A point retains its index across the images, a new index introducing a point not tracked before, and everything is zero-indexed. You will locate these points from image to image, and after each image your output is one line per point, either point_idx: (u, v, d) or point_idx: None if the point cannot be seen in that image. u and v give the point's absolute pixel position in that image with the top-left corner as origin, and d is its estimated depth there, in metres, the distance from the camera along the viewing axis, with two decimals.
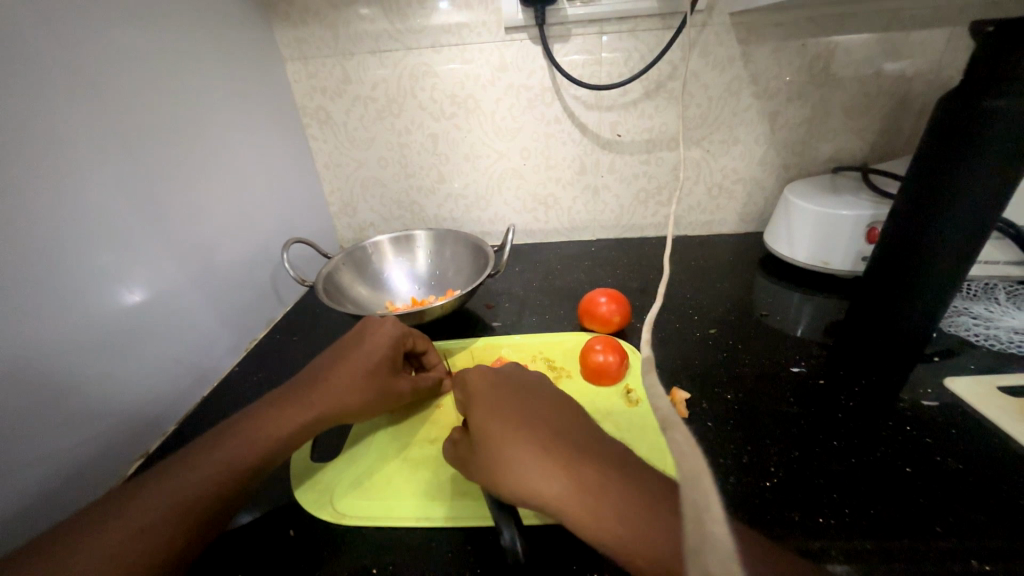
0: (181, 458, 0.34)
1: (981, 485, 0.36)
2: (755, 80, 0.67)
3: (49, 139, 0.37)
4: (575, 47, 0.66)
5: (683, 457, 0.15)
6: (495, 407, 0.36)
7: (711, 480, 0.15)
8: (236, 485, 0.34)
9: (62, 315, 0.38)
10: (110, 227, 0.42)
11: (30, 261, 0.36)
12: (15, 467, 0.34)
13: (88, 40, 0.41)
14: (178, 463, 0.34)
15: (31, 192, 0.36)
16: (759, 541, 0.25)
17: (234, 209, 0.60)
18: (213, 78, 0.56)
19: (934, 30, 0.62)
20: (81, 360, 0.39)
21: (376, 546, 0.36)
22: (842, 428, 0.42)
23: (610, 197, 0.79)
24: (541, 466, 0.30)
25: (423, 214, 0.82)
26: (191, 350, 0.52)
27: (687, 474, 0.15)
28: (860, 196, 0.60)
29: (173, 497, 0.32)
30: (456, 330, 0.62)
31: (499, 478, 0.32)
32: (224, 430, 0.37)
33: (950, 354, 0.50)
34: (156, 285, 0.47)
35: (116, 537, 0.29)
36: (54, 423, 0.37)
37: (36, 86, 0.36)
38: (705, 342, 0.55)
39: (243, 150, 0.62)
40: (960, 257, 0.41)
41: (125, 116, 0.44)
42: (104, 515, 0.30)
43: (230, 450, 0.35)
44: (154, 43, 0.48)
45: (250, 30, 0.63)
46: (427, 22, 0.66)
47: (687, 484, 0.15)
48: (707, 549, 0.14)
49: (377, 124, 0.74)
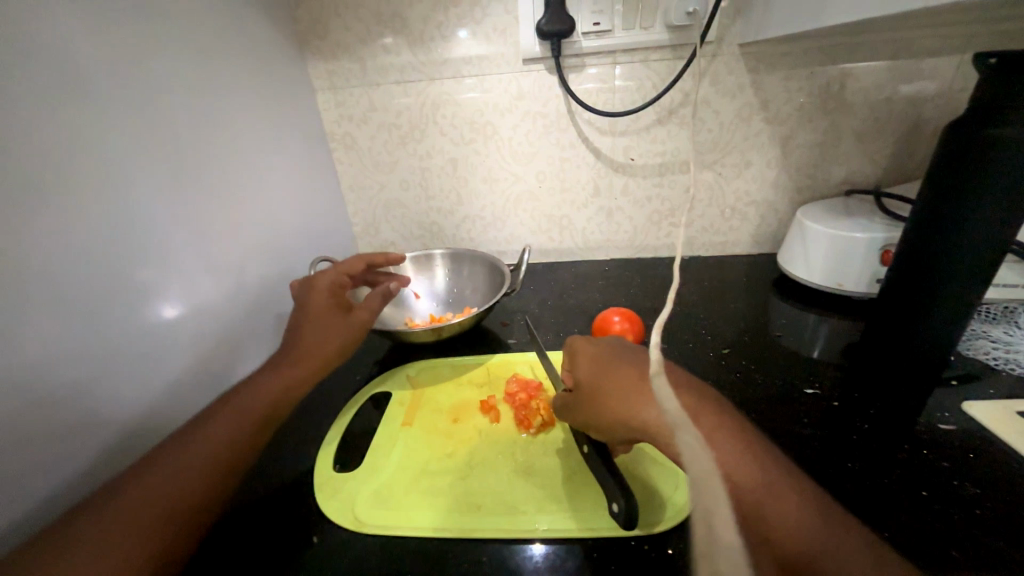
0: (211, 415, 0.39)
1: (999, 510, 0.36)
2: (766, 106, 0.69)
3: (104, 167, 0.41)
4: (589, 76, 0.69)
5: (693, 458, 0.15)
6: (604, 365, 0.41)
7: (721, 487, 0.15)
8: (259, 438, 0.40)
9: (106, 326, 0.41)
10: (152, 248, 0.46)
11: (80, 275, 0.39)
12: (60, 469, 0.37)
13: (136, 76, 0.45)
14: (206, 419, 0.38)
15: (87, 216, 0.39)
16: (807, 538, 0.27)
17: (264, 229, 0.63)
18: (249, 110, 0.61)
19: (943, 57, 0.64)
20: (120, 369, 0.42)
21: (395, 555, 0.37)
22: (856, 450, 0.42)
23: (623, 218, 0.80)
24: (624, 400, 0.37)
25: (442, 234, 0.85)
26: (220, 362, 0.55)
27: (696, 477, 0.14)
28: (874, 219, 0.61)
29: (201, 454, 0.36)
30: (472, 346, 0.64)
31: (586, 398, 0.40)
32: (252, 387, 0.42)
33: (969, 377, 0.50)
34: (191, 301, 0.50)
35: (153, 483, 0.33)
36: (95, 428, 0.40)
37: (93, 118, 0.40)
38: (717, 362, 0.55)
39: (273, 170, 0.65)
40: (985, 261, 0.41)
41: (166, 145, 0.48)
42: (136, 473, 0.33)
43: (256, 404, 0.41)
44: (195, 77, 0.52)
45: (283, 63, 0.67)
46: (448, 55, 0.69)
47: (699, 487, 0.14)
48: (716, 550, 0.13)
49: (399, 148, 0.77)
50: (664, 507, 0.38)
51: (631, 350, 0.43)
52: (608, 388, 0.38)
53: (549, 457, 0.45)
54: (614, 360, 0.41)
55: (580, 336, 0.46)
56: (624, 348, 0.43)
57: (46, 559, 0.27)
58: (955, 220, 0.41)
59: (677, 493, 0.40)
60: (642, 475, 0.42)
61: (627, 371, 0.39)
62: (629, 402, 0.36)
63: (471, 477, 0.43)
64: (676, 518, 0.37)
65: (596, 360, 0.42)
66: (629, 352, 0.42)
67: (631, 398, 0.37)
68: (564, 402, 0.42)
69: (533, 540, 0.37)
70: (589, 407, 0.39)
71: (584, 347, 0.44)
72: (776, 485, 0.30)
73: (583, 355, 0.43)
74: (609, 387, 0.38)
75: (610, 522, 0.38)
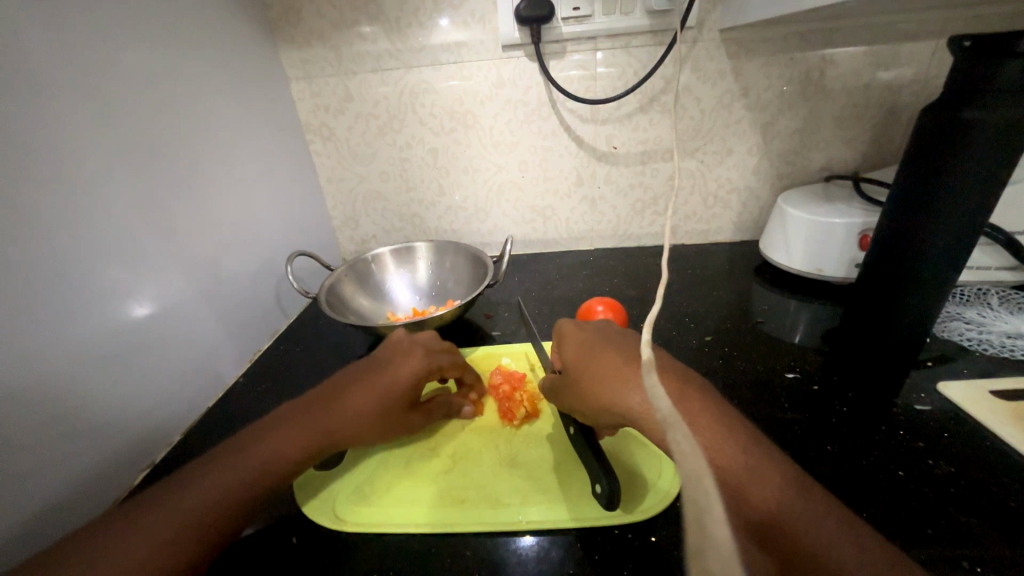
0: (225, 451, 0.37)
1: (972, 488, 0.37)
2: (747, 93, 0.69)
3: (66, 161, 0.39)
4: (571, 63, 0.68)
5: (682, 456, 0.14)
6: (589, 350, 0.41)
7: (711, 482, 0.14)
8: (255, 498, 0.35)
9: (74, 328, 0.39)
10: (121, 246, 0.44)
11: (43, 276, 0.37)
12: (24, 478, 0.35)
13: (99, 64, 0.42)
14: (220, 458, 0.36)
15: (48, 213, 0.37)
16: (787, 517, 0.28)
17: (239, 224, 0.61)
18: (219, 99, 0.58)
19: (919, 43, 0.64)
20: (90, 372, 0.40)
21: (379, 553, 0.36)
22: (836, 433, 0.43)
23: (607, 207, 0.80)
24: (610, 386, 0.37)
25: (424, 226, 0.84)
26: (196, 363, 0.53)
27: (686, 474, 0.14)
28: (852, 204, 0.61)
29: (193, 508, 0.33)
30: (456, 339, 0.63)
31: (572, 384, 0.40)
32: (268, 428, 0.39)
33: (944, 359, 0.51)
34: (164, 299, 0.49)
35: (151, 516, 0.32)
36: (62, 434, 0.38)
37: (52, 109, 0.38)
38: (700, 350, 0.56)
39: (246, 163, 0.63)
40: (960, 244, 0.41)
41: (132, 137, 0.46)
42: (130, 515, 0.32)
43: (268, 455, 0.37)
44: (161, 65, 0.50)
45: (255, 50, 0.65)
46: (426, 41, 0.68)
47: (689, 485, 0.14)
48: (706, 550, 0.13)
49: (378, 139, 0.75)
50: (648, 494, 0.39)
51: (616, 335, 0.43)
52: (592, 374, 0.38)
53: (534, 448, 0.45)
54: (599, 346, 0.41)
55: (566, 321, 0.46)
56: (609, 333, 0.43)
57: None
58: (933, 204, 0.41)
59: (663, 479, 0.40)
60: (627, 460, 0.42)
61: (613, 357, 0.39)
62: (614, 388, 0.36)
63: (455, 472, 0.43)
64: (661, 504, 0.38)
65: (581, 346, 0.41)
66: (614, 337, 0.42)
67: (615, 384, 0.36)
68: (553, 385, 0.42)
69: (520, 533, 0.37)
70: (575, 393, 0.39)
71: (571, 332, 0.44)
72: (759, 469, 0.30)
73: (570, 340, 0.43)
74: (594, 373, 0.38)
75: (596, 511, 0.38)
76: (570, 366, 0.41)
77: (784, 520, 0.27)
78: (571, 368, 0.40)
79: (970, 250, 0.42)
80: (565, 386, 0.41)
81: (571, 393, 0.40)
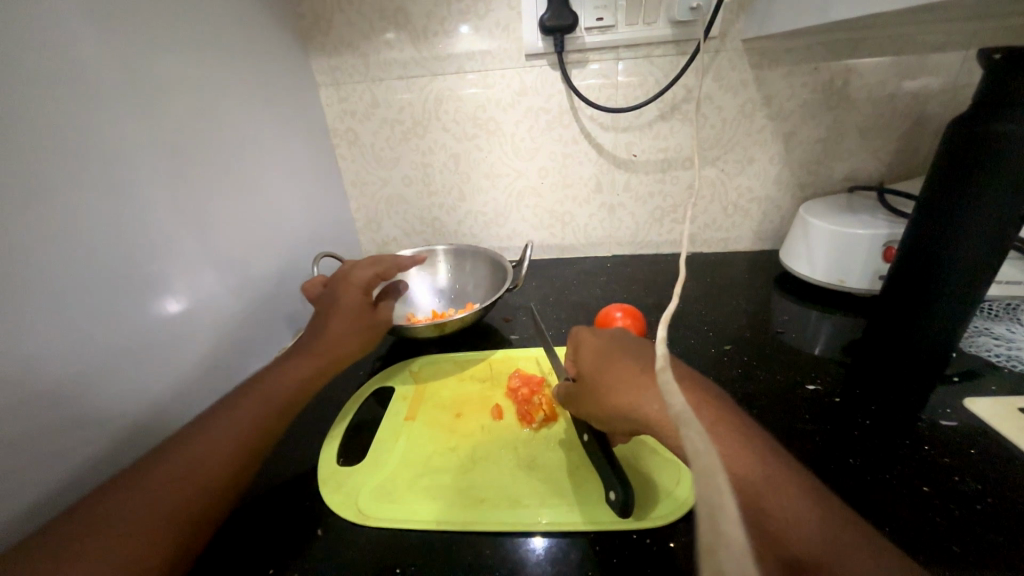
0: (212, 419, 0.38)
1: (1000, 506, 0.36)
2: (770, 102, 0.69)
3: (109, 164, 0.41)
4: (592, 72, 0.68)
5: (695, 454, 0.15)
6: (607, 356, 0.41)
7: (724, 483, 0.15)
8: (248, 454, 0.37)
9: (112, 320, 0.41)
10: (155, 244, 0.46)
11: (85, 272, 0.39)
12: (70, 461, 0.37)
13: (140, 71, 0.45)
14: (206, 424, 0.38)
15: (91, 212, 0.39)
16: (806, 530, 0.27)
17: (268, 225, 0.64)
18: (252, 105, 0.61)
19: (948, 53, 0.63)
20: (126, 365, 0.42)
21: (399, 547, 0.37)
22: (858, 446, 0.42)
23: (626, 214, 0.80)
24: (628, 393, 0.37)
25: (443, 230, 0.85)
26: (224, 357, 0.55)
27: (698, 472, 0.15)
28: (877, 215, 0.60)
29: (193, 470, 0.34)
30: (475, 342, 0.64)
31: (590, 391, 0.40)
32: (266, 394, 0.42)
33: (972, 374, 0.50)
34: (195, 296, 0.51)
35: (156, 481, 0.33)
36: (101, 421, 0.40)
37: (96, 114, 0.40)
38: (719, 358, 0.55)
39: (276, 165, 0.65)
40: (986, 255, 0.40)
41: (168, 140, 0.48)
42: (125, 482, 0.32)
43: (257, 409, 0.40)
44: (199, 73, 0.52)
45: (286, 58, 0.67)
46: (451, 50, 0.69)
47: (700, 482, 0.15)
48: (721, 548, 0.13)
49: (401, 144, 0.77)
50: (663, 502, 0.39)
51: (635, 343, 0.43)
52: (608, 380, 0.39)
53: (551, 451, 0.45)
54: (616, 353, 0.41)
55: (583, 328, 0.46)
56: (627, 341, 0.43)
57: (46, 556, 0.27)
58: (957, 215, 0.41)
59: (679, 488, 0.40)
60: (642, 467, 0.42)
61: (628, 363, 0.39)
62: (631, 394, 0.36)
63: (473, 471, 0.43)
64: (678, 510, 0.38)
65: (598, 353, 0.42)
66: (632, 345, 0.42)
67: (631, 390, 0.37)
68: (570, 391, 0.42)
69: (534, 534, 0.37)
70: (592, 400, 0.40)
71: (589, 339, 0.44)
72: (775, 479, 0.30)
73: (588, 346, 0.43)
74: (610, 379, 0.38)
75: (611, 517, 0.38)
76: (586, 373, 0.41)
77: (802, 535, 0.27)
78: (587, 375, 0.41)
79: (999, 264, 0.41)
80: (582, 392, 0.41)
81: (588, 400, 0.40)
